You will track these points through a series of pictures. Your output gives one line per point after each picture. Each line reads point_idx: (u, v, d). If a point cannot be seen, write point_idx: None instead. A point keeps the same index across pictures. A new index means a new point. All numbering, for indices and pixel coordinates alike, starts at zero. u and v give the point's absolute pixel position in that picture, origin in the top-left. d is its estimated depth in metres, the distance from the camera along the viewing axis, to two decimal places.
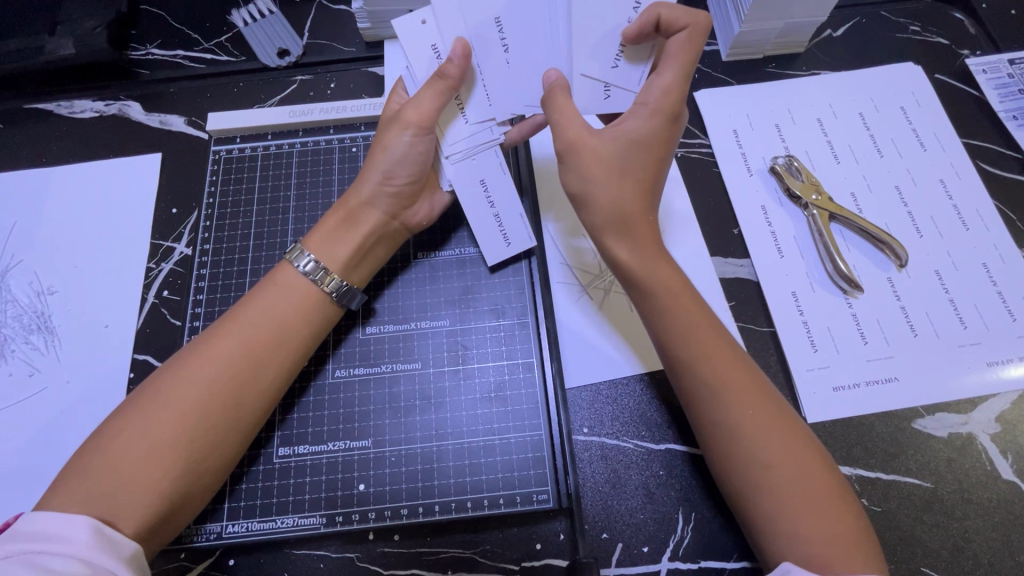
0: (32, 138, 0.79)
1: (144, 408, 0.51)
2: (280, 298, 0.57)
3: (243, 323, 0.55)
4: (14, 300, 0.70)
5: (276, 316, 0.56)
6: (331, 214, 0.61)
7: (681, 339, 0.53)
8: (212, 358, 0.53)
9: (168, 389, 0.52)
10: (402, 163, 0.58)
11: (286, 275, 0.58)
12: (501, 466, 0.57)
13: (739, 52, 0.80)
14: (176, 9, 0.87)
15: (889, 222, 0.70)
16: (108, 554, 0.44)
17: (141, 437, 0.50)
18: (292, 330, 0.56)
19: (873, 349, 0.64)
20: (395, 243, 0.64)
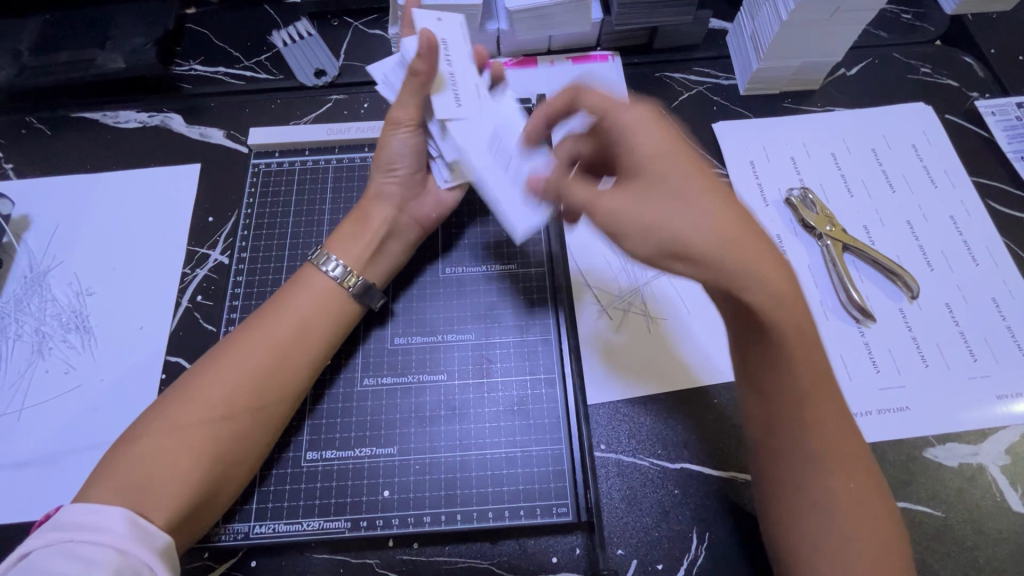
0: (78, 145, 0.83)
1: (177, 404, 0.54)
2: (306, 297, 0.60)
3: (268, 321, 0.59)
4: (54, 299, 0.72)
5: (301, 316, 0.59)
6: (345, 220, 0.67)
7: (780, 404, 0.50)
8: (238, 355, 0.56)
9: (199, 385, 0.54)
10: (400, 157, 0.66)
11: (310, 275, 0.62)
12: (522, 477, 0.58)
13: (757, 87, 0.84)
14: (219, 28, 0.91)
15: (900, 255, 0.72)
16: (142, 544, 0.46)
17: (173, 431, 0.52)
18: (315, 328, 0.59)
19: (885, 378, 0.66)
20: (410, 245, 0.68)
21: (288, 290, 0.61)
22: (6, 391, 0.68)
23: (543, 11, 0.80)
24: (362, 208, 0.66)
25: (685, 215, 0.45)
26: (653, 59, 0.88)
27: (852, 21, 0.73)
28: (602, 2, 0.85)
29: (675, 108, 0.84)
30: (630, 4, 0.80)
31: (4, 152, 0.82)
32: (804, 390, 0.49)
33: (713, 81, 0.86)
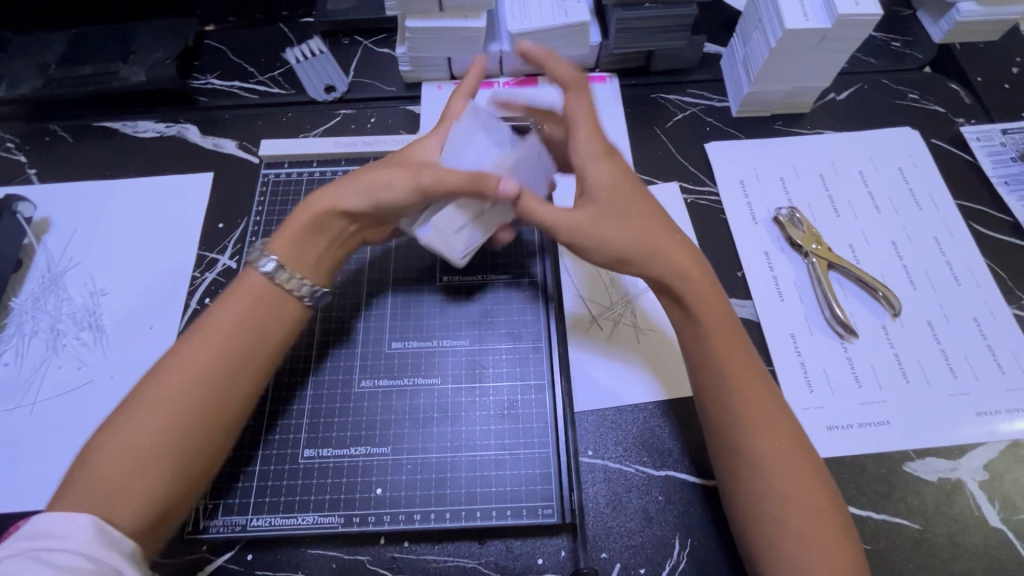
0: (98, 153, 0.87)
1: (127, 429, 0.52)
2: (248, 301, 0.59)
3: (208, 329, 0.57)
4: (70, 299, 0.76)
5: (239, 315, 0.58)
6: (293, 221, 0.63)
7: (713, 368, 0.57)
8: (187, 369, 0.55)
9: (146, 406, 0.53)
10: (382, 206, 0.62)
11: (252, 279, 0.60)
12: (510, 479, 0.60)
13: (748, 110, 0.87)
14: (236, 45, 0.96)
15: (884, 273, 0.74)
16: (110, 550, 0.47)
17: (134, 455, 0.51)
18: (256, 329, 0.59)
19: (867, 393, 0.67)
20: (339, 255, 0.66)
21: (248, 285, 0.60)
22: (22, 386, 0.71)
23: (543, 34, 0.84)
24: (319, 216, 0.62)
25: (619, 232, 0.59)
26: (649, 81, 0.92)
27: (838, 49, 0.76)
28: (601, 25, 0.89)
29: (669, 128, 0.87)
30: (626, 29, 0.84)
31: (29, 158, 0.87)
32: (740, 369, 0.57)
33: (706, 103, 0.89)
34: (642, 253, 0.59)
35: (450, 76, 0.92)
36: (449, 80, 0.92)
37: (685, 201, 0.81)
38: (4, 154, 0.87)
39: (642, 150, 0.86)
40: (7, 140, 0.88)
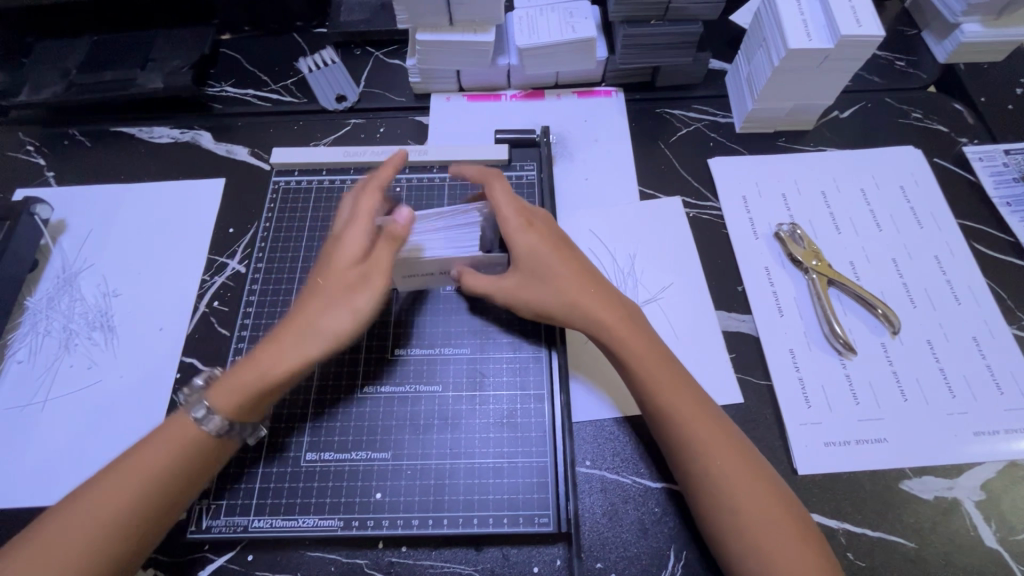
0: (114, 157, 0.89)
1: (51, 523, 0.52)
2: (236, 402, 0.57)
3: (137, 460, 0.55)
4: (82, 299, 0.78)
5: (155, 496, 0.54)
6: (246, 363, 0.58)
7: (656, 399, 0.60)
8: (123, 478, 0.54)
9: (76, 506, 0.52)
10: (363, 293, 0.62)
11: (217, 390, 0.57)
12: (507, 487, 0.61)
13: (752, 126, 0.88)
14: (251, 54, 0.98)
15: (884, 291, 0.75)
16: None
17: (45, 560, 0.50)
18: (207, 434, 0.56)
19: (864, 410, 0.68)
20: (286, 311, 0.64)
21: (244, 373, 0.57)
22: (34, 383, 0.73)
23: (551, 49, 0.85)
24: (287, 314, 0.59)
25: (536, 295, 0.64)
26: (655, 96, 0.93)
27: (841, 69, 0.77)
28: (608, 40, 0.90)
29: (673, 143, 0.89)
30: (632, 45, 0.86)
31: (48, 161, 0.89)
32: (668, 383, 0.60)
33: (710, 119, 0.91)
34: (562, 309, 0.64)
35: (458, 88, 0.94)
36: (457, 92, 0.94)
37: (687, 215, 0.82)
38: (24, 156, 0.89)
39: (646, 165, 0.87)
40: (27, 144, 0.90)
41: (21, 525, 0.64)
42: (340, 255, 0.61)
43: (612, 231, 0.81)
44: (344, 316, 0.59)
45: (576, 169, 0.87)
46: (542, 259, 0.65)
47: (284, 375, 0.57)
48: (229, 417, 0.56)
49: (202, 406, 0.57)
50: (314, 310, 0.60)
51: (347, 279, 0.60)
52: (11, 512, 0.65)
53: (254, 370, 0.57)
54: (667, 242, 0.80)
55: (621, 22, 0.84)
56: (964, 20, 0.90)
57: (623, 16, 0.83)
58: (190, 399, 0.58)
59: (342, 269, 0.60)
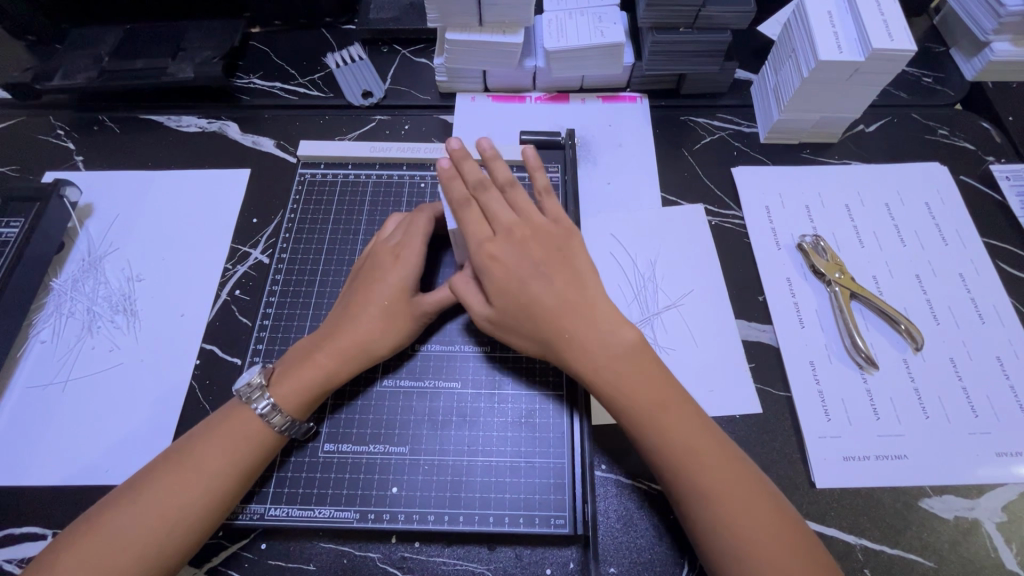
0: (142, 144, 0.90)
1: (113, 509, 0.53)
2: (299, 399, 0.59)
3: (196, 453, 0.56)
4: (106, 283, 0.78)
5: (210, 485, 0.55)
6: (304, 368, 0.60)
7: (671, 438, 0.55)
8: (181, 471, 0.55)
9: (137, 493, 0.54)
10: (394, 319, 0.63)
11: (285, 391, 0.59)
12: (524, 487, 0.61)
13: (777, 137, 0.88)
14: (279, 48, 1.00)
15: (907, 307, 0.74)
16: None
17: (108, 544, 0.51)
18: (268, 431, 0.58)
19: (884, 426, 0.67)
20: (349, 297, 0.65)
21: (306, 374, 0.60)
22: (56, 364, 0.73)
23: (578, 53, 0.85)
24: (350, 330, 0.62)
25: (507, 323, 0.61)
26: (679, 103, 0.93)
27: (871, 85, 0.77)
28: (635, 46, 0.90)
29: (696, 150, 0.89)
30: (659, 52, 0.86)
31: (77, 146, 0.90)
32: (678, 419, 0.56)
33: (735, 128, 0.91)
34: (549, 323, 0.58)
35: (483, 89, 0.94)
36: (482, 92, 0.95)
37: (709, 223, 0.82)
38: (54, 140, 0.91)
39: (669, 171, 0.87)
40: (58, 127, 0.92)
41: (38, 503, 0.65)
42: (407, 276, 0.64)
43: (634, 236, 0.81)
44: (392, 335, 0.62)
45: (598, 173, 0.87)
46: (525, 281, 0.59)
47: (347, 371, 0.61)
48: (292, 415, 0.59)
49: (267, 399, 0.58)
50: (367, 326, 0.62)
51: (409, 303, 0.63)
52: (30, 490, 0.66)
53: (317, 373, 0.60)
54: (688, 249, 0.80)
55: (650, 28, 0.84)
56: (994, 39, 0.89)
57: (652, 22, 0.83)
58: (250, 392, 0.59)
59: (399, 293, 0.63)
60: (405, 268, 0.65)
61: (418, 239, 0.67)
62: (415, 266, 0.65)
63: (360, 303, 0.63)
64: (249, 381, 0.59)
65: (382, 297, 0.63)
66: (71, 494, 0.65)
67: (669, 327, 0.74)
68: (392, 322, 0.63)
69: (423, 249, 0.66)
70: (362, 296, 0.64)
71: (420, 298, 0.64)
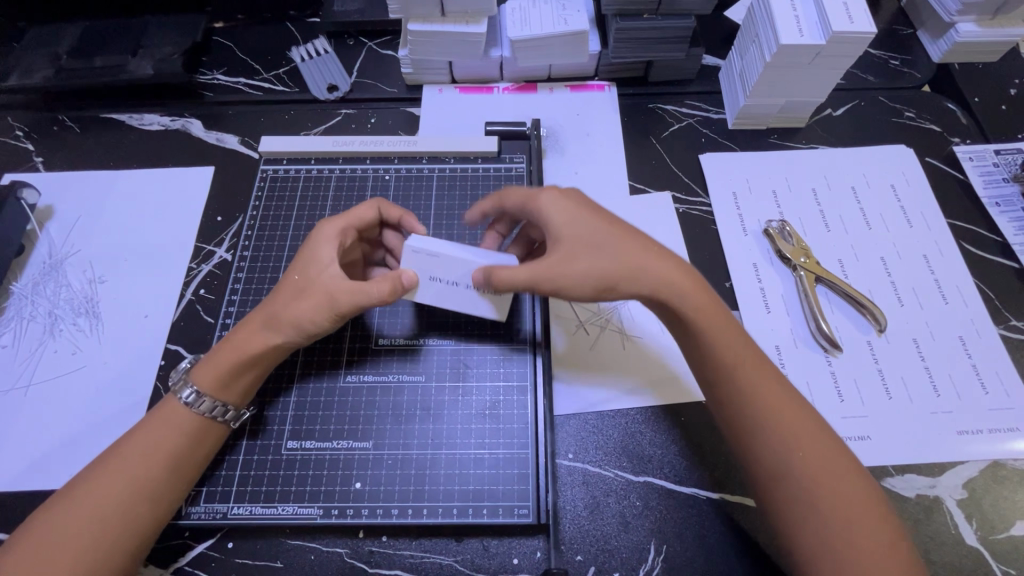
0: (104, 143, 0.89)
1: (46, 516, 0.52)
2: (213, 379, 0.57)
3: (134, 449, 0.55)
4: (68, 285, 0.77)
5: (147, 478, 0.54)
6: (221, 348, 0.59)
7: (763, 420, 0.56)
8: (125, 462, 0.54)
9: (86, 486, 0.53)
10: (295, 290, 0.58)
11: (200, 373, 0.58)
12: (487, 479, 0.61)
13: (744, 123, 0.88)
14: (243, 43, 0.98)
15: (872, 289, 0.75)
16: None
17: (41, 551, 0.50)
18: (198, 419, 0.57)
19: (848, 407, 0.68)
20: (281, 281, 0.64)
21: (221, 354, 0.58)
22: (17, 368, 0.72)
23: (542, 42, 0.85)
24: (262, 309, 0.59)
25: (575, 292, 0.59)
26: (647, 91, 0.93)
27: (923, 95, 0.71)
28: (600, 33, 0.89)
29: (664, 138, 0.88)
30: (624, 39, 0.85)
31: (36, 147, 0.89)
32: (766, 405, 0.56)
33: (703, 115, 0.90)
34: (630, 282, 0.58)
35: (451, 80, 0.93)
36: (449, 83, 0.94)
37: (677, 211, 0.82)
38: (12, 141, 0.89)
39: (637, 159, 0.87)
40: (16, 129, 0.90)
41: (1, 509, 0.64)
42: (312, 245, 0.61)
43: None
44: (296, 297, 0.58)
45: (567, 162, 0.86)
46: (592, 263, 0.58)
47: (252, 345, 0.58)
48: (213, 396, 0.57)
49: (190, 387, 0.57)
50: (275, 298, 0.59)
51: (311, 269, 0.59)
52: None
53: (230, 350, 0.58)
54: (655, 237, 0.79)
55: (614, 15, 0.83)
56: (959, 20, 0.89)
57: (616, 9, 0.82)
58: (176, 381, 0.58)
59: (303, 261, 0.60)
60: (314, 237, 0.62)
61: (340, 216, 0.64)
62: (324, 234, 0.62)
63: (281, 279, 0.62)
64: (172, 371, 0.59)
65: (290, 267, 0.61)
66: (37, 499, 0.65)
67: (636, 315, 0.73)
68: (295, 286, 0.59)
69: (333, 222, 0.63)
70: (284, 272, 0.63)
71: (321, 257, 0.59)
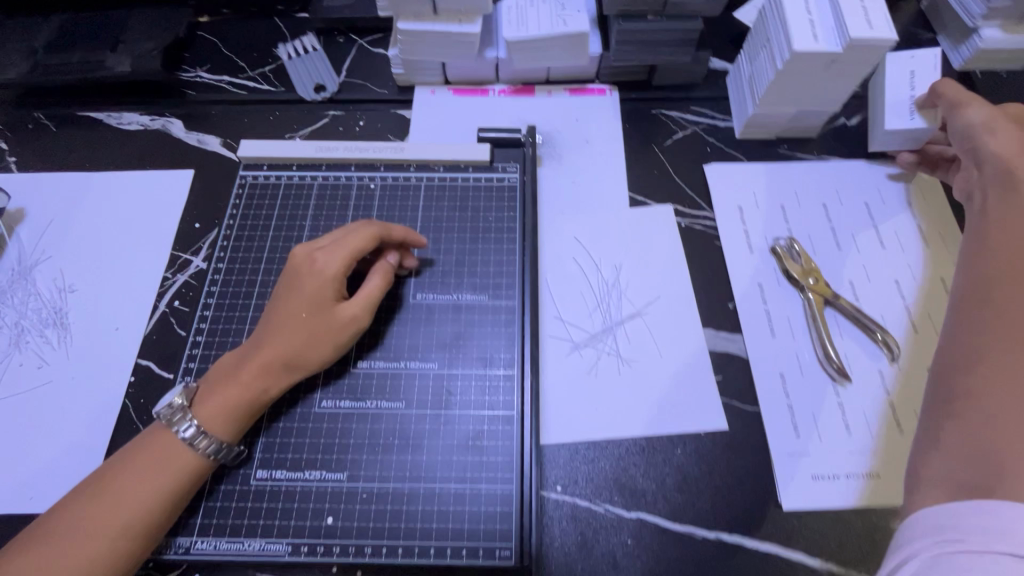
0: (80, 143, 0.85)
1: (6, 573, 0.47)
2: (229, 423, 0.56)
3: (123, 476, 0.52)
4: (37, 294, 0.74)
5: (137, 532, 0.51)
6: (228, 389, 0.56)
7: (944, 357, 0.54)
8: (114, 487, 0.51)
9: (71, 514, 0.50)
10: (325, 336, 0.59)
11: (212, 414, 0.55)
12: (469, 515, 0.57)
13: (752, 132, 0.83)
14: (228, 38, 0.94)
15: (884, 314, 0.70)
16: None
17: None
18: (197, 457, 0.54)
19: (856, 442, 0.64)
20: (272, 305, 0.61)
21: (231, 396, 0.56)
22: None
23: (540, 43, 0.80)
24: (277, 349, 0.58)
25: None
26: (651, 95, 0.88)
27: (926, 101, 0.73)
28: (602, 34, 0.85)
29: (667, 146, 0.84)
30: (627, 41, 0.80)
31: (9, 145, 0.85)
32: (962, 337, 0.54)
33: (709, 122, 0.86)
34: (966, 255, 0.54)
35: (444, 81, 0.89)
36: (442, 85, 0.89)
37: (679, 225, 0.77)
38: None
39: (638, 169, 0.82)
40: None
41: None
42: (330, 283, 0.61)
43: (599, 240, 0.76)
44: (324, 345, 0.59)
45: (564, 171, 0.81)
46: None
47: (274, 390, 0.58)
48: (221, 438, 0.55)
49: (190, 422, 0.55)
50: (292, 337, 0.58)
51: (334, 312, 0.60)
52: None
53: (244, 392, 0.56)
54: (656, 253, 0.75)
55: (617, 15, 0.78)
56: (982, 25, 0.84)
57: (618, 10, 0.77)
58: (173, 414, 0.55)
59: (325, 302, 0.60)
60: (323, 277, 0.61)
61: (342, 249, 0.62)
62: (336, 277, 0.61)
63: (279, 315, 0.60)
64: (169, 403, 0.55)
65: (298, 308, 0.60)
66: None
67: (633, 337, 0.69)
68: (317, 333, 0.59)
69: (346, 259, 0.62)
70: (280, 308, 0.60)
71: (343, 304, 0.61)
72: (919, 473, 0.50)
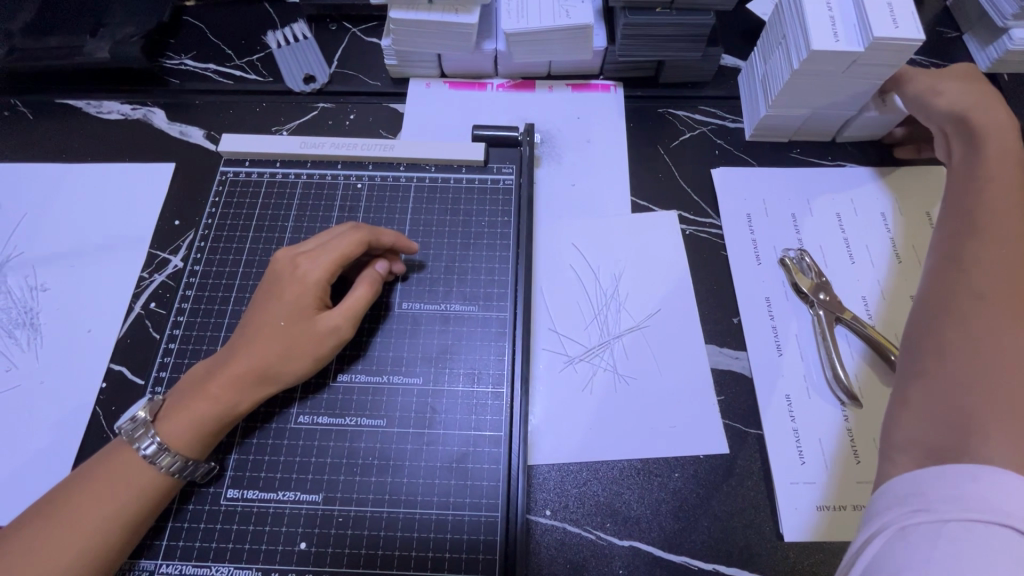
0: (57, 132, 0.81)
1: None
2: (193, 438, 0.52)
3: (83, 493, 0.49)
4: (8, 293, 0.71)
5: (103, 558, 0.48)
6: (196, 401, 0.53)
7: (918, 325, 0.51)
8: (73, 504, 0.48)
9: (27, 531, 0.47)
10: (300, 348, 0.55)
11: (176, 428, 0.52)
12: (450, 544, 0.54)
13: (764, 135, 0.79)
14: (215, 24, 0.89)
15: (898, 334, 0.66)
16: None
17: None
18: (159, 475, 0.51)
19: (865, 470, 0.60)
20: (251, 312, 0.58)
21: (198, 410, 0.53)
22: None
23: (541, 36, 0.75)
24: (249, 361, 0.54)
25: None
26: (657, 93, 0.83)
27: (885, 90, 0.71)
28: (607, 28, 0.80)
29: (674, 148, 0.79)
30: (634, 36, 0.76)
31: None
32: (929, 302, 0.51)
33: (718, 123, 0.81)
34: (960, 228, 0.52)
35: (440, 74, 0.85)
36: (438, 78, 0.85)
37: (683, 233, 0.73)
38: None
39: (642, 171, 0.78)
40: None
41: None
42: (311, 291, 0.57)
43: (598, 247, 0.72)
44: (302, 357, 0.55)
45: (563, 172, 0.77)
46: None
47: (245, 404, 0.54)
48: (184, 455, 0.52)
49: (152, 439, 0.51)
50: (266, 347, 0.55)
51: (313, 322, 0.56)
52: None
53: (212, 405, 0.53)
54: (659, 262, 0.71)
55: (622, 8, 0.73)
56: (1014, 25, 0.79)
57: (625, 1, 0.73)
58: (133, 429, 0.52)
59: (304, 312, 0.56)
60: (305, 285, 0.57)
61: (327, 256, 0.58)
62: (319, 285, 0.57)
63: (256, 323, 0.56)
64: (132, 418, 0.52)
65: (277, 316, 0.56)
66: None
67: (631, 352, 0.65)
68: (295, 344, 0.55)
69: (329, 268, 0.58)
70: (258, 316, 0.57)
71: (324, 313, 0.57)
72: (891, 439, 0.47)
